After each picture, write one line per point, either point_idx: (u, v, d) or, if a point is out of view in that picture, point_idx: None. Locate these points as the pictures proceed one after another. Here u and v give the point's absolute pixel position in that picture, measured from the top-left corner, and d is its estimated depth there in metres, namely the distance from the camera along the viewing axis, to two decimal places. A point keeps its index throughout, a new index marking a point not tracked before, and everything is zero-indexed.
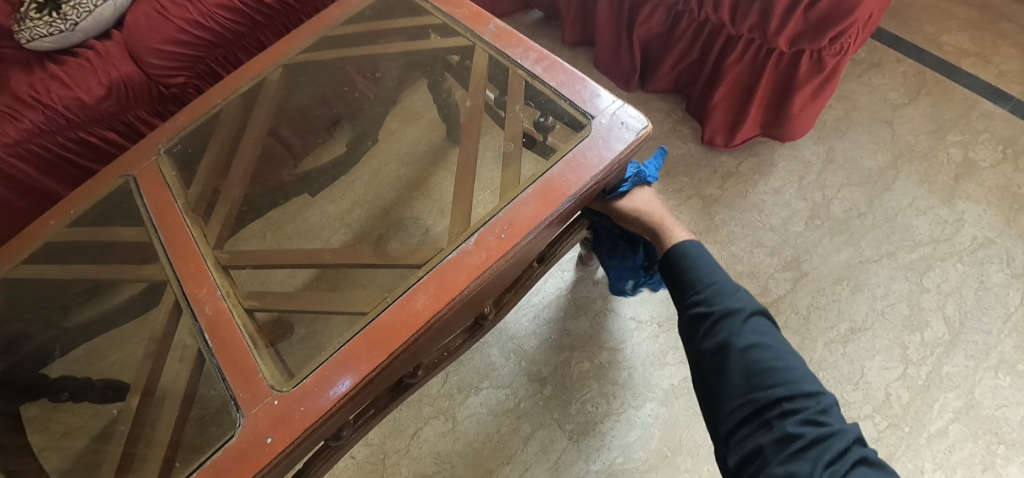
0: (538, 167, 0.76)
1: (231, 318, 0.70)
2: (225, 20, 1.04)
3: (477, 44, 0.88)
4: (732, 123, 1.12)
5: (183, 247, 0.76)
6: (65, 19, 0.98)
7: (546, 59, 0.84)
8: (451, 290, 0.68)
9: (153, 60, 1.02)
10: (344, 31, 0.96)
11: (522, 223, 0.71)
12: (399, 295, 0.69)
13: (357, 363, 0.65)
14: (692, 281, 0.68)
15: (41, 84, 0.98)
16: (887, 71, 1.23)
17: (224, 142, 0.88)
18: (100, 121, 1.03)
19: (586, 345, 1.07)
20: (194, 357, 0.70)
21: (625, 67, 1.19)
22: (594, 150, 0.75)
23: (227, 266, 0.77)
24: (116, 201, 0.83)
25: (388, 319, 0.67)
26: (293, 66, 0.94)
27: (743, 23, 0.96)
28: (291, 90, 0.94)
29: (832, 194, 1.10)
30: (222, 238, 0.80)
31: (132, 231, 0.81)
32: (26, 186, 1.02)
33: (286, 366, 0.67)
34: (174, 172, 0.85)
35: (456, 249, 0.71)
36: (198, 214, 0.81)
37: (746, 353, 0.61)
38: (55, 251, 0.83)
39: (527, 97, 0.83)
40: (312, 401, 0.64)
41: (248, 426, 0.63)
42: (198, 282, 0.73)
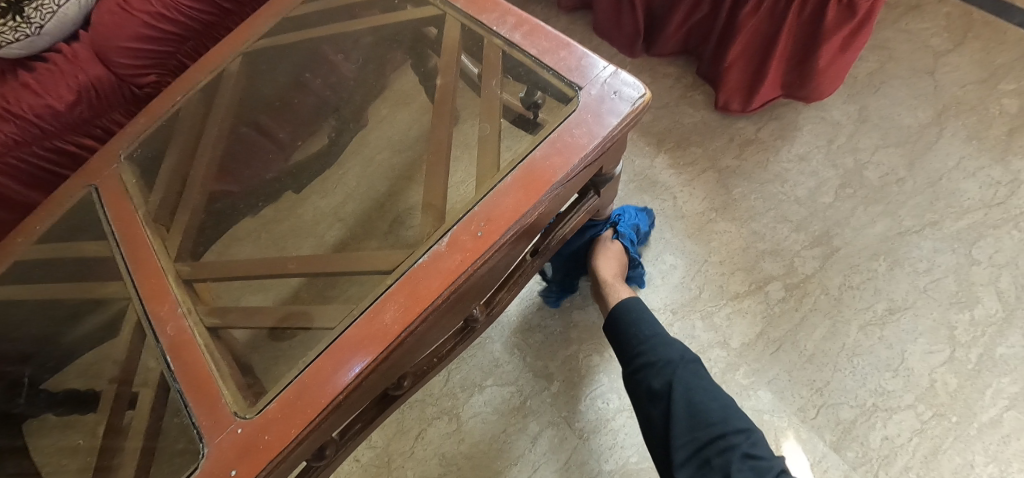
0: (519, 150, 0.68)
1: (194, 339, 0.66)
2: (192, 10, 0.93)
3: (450, 12, 0.81)
4: (751, 84, 0.99)
5: (144, 263, 0.72)
6: (30, 22, 0.88)
7: (527, 24, 0.75)
8: (423, 300, 0.62)
9: (122, 60, 0.92)
10: (308, 9, 0.90)
11: (501, 218, 0.64)
12: (366, 307, 0.63)
13: (326, 384, 0.60)
14: (641, 333, 0.75)
15: (11, 94, 0.90)
16: (928, 14, 1.08)
17: (187, 143, 0.83)
18: (76, 128, 0.94)
19: (594, 337, 0.99)
20: (158, 381, 0.66)
21: (627, 30, 1.08)
22: (583, 127, 0.66)
23: (190, 280, 0.72)
24: (78, 214, 0.79)
25: (357, 334, 0.62)
26: (254, 53, 0.88)
27: None
28: (256, 81, 0.88)
29: (865, 159, 0.98)
30: (190, 252, 0.75)
31: (96, 246, 0.77)
32: (7, 200, 0.94)
33: (253, 387, 0.63)
34: (135, 179, 0.80)
35: (428, 251, 0.64)
36: (161, 224, 0.77)
37: (686, 391, 0.69)
38: (25, 271, 0.79)
39: (506, 70, 0.74)
40: (277, 429, 0.59)
41: (213, 456, 0.59)
42: (159, 300, 0.69)
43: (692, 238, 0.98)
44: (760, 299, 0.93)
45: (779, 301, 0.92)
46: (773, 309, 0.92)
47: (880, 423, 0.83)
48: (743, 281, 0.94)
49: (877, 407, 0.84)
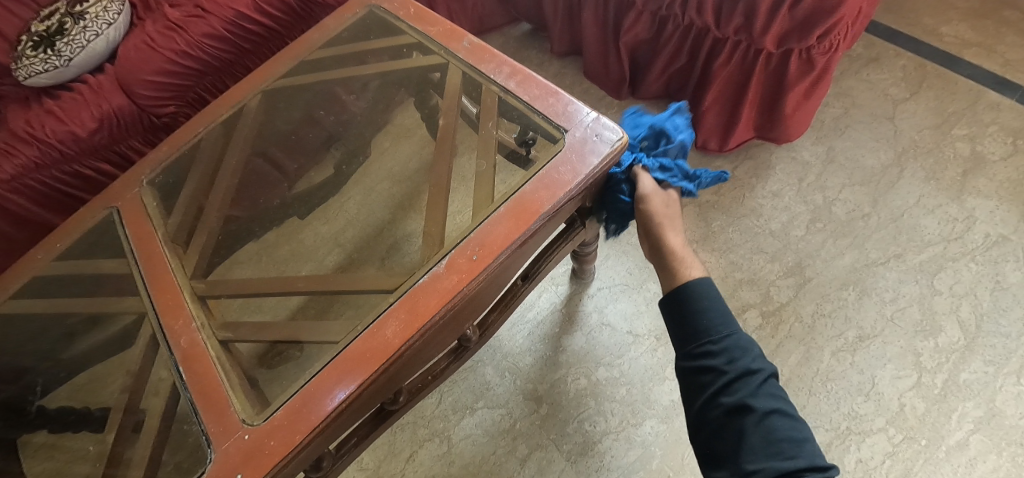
0: (511, 184, 0.74)
1: (206, 350, 0.70)
2: (213, 48, 0.99)
3: (452, 62, 0.88)
4: (726, 127, 1.07)
5: (161, 278, 0.76)
6: (59, 54, 0.94)
7: (520, 74, 0.83)
8: (422, 316, 0.66)
9: (144, 92, 0.97)
10: (323, 54, 0.96)
11: (494, 243, 0.69)
12: (369, 323, 0.67)
13: (329, 394, 0.64)
14: (711, 331, 0.56)
15: (36, 119, 0.94)
16: (887, 66, 1.18)
17: (204, 170, 0.88)
18: (95, 153, 0.98)
19: (581, 360, 0.99)
20: (169, 390, 0.69)
21: (614, 75, 1.16)
22: (568, 165, 0.73)
23: (204, 297, 0.76)
24: (99, 233, 0.84)
25: (359, 347, 0.66)
26: (272, 92, 0.94)
27: (728, 26, 0.93)
28: (271, 115, 0.94)
29: (833, 196, 1.06)
30: (203, 270, 0.80)
31: (114, 263, 0.81)
32: (19, 217, 0.97)
33: (259, 397, 0.66)
34: (155, 203, 0.85)
35: (427, 273, 0.69)
36: (177, 243, 0.81)
37: (766, 416, 0.51)
38: (43, 285, 0.83)
39: (501, 113, 0.81)
40: (282, 435, 0.62)
41: (220, 461, 0.62)
42: (174, 313, 0.73)
43: None
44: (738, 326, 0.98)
45: (756, 328, 0.98)
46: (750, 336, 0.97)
47: (854, 446, 0.87)
48: None
49: (850, 430, 0.89)
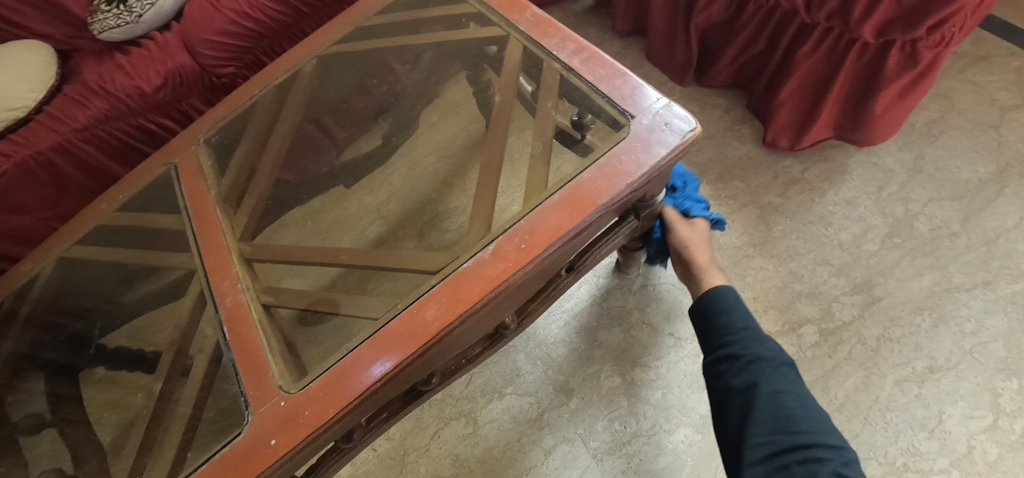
0: (565, 173, 0.69)
1: (249, 312, 0.69)
2: (272, 11, 0.96)
3: (512, 33, 0.83)
4: (800, 124, 0.98)
5: (211, 238, 0.76)
6: (130, 10, 0.96)
7: (585, 51, 0.77)
8: (464, 301, 0.62)
9: (206, 51, 0.96)
10: (379, 21, 0.94)
11: (545, 233, 0.64)
12: (410, 303, 0.65)
13: (367, 370, 0.61)
14: (728, 325, 0.61)
15: (107, 73, 0.95)
16: (998, 67, 1.03)
17: (258, 133, 0.89)
18: (159, 109, 0.98)
19: (617, 358, 0.94)
20: (212, 348, 0.69)
21: (678, 60, 1.07)
22: (632, 155, 0.67)
23: (250, 259, 0.76)
24: (156, 188, 0.85)
25: (397, 327, 0.63)
26: (327, 58, 0.93)
27: (820, 9, 0.84)
28: (325, 82, 0.93)
29: (917, 209, 0.95)
30: (251, 231, 0.80)
31: (169, 219, 0.82)
32: (93, 169, 0.99)
33: (298, 365, 0.64)
34: (211, 162, 0.86)
35: (472, 257, 0.65)
36: (229, 204, 0.82)
37: (772, 395, 0.55)
38: (105, 234, 0.85)
39: (561, 93, 0.76)
40: (316, 406, 0.60)
41: (255, 425, 0.61)
42: (221, 273, 0.73)
43: (728, 272, 0.96)
44: (792, 341, 0.90)
45: (813, 345, 0.90)
46: (805, 352, 0.89)
47: None
48: (777, 321, 0.92)
49: (906, 468, 0.80)
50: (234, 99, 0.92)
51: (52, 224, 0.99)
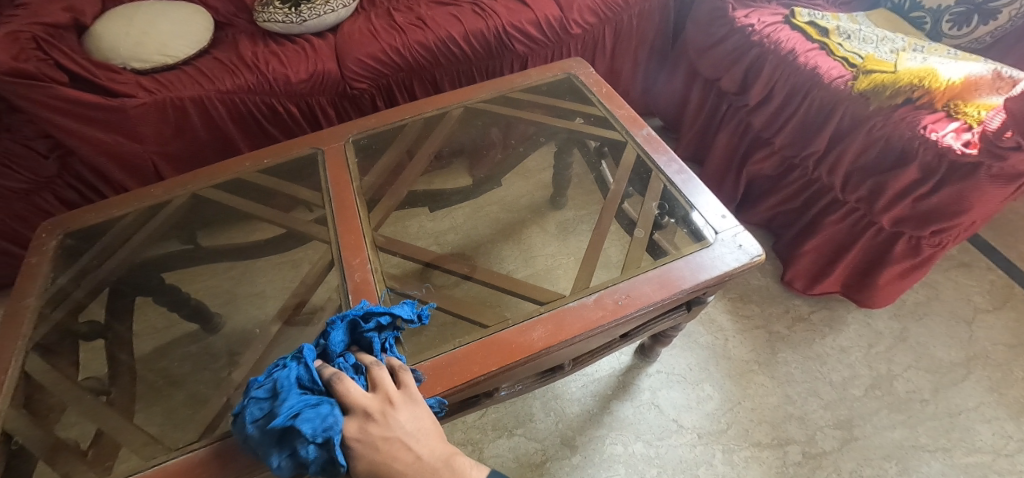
0: (660, 260, 0.85)
1: (375, 289, 0.80)
2: (418, 54, 1.11)
3: (630, 141, 1.01)
4: (816, 274, 1.15)
5: (348, 220, 0.89)
6: (299, 14, 1.09)
7: (685, 173, 0.95)
8: (566, 332, 0.76)
9: (352, 67, 1.09)
10: (522, 95, 1.10)
11: (638, 297, 0.80)
12: (518, 323, 0.77)
13: (475, 365, 0.72)
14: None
15: (262, 56, 1.08)
16: (975, 274, 1.24)
17: (399, 149, 1.03)
18: (293, 98, 1.10)
19: (622, 428, 1.03)
20: (334, 309, 0.80)
21: (726, 193, 1.27)
22: (710, 261, 0.83)
23: (381, 249, 0.87)
24: (299, 164, 0.98)
25: (506, 337, 0.75)
26: (474, 111, 1.08)
27: (853, 192, 1.03)
28: (464, 128, 1.08)
29: (897, 371, 1.10)
30: (380, 224, 0.92)
31: (309, 193, 0.95)
32: (215, 127, 1.09)
33: (411, 346, 0.75)
34: (355, 159, 0.99)
35: (576, 300, 0.79)
36: (366, 198, 0.94)
37: None
38: (240, 185, 0.96)
39: (662, 198, 0.93)
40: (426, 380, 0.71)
41: None
42: (356, 251, 0.85)
43: (732, 380, 1.08)
44: (778, 454, 1.00)
45: (795, 463, 1.00)
46: (786, 467, 0.99)
47: None
48: (767, 433, 1.03)
49: None
50: (385, 116, 1.07)
51: (154, 158, 1.07)
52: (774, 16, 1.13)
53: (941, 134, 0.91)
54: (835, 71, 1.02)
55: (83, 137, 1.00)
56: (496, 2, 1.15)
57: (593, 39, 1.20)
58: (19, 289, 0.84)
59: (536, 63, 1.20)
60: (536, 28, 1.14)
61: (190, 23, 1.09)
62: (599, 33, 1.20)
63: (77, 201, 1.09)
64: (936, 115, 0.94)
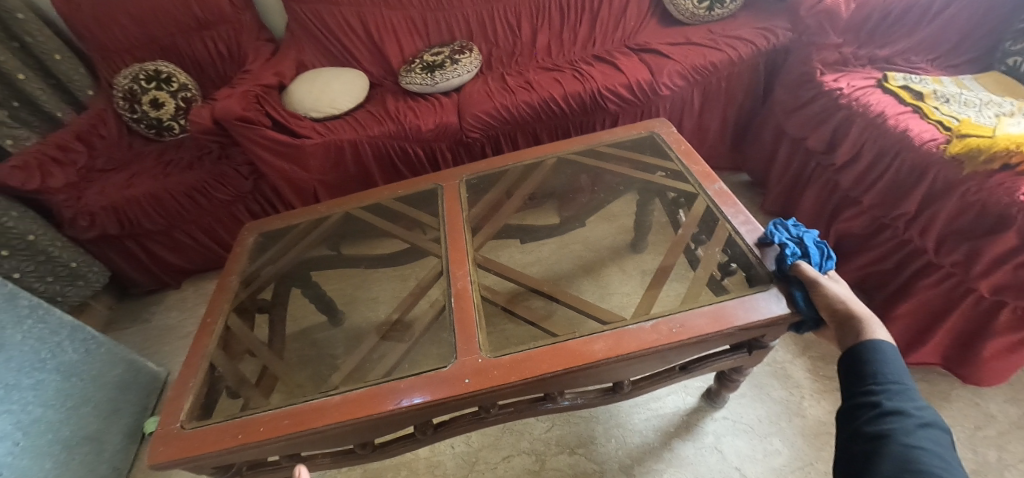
0: (719, 297, 0.88)
1: (472, 294, 0.95)
2: (524, 110, 1.30)
3: (702, 194, 1.06)
4: (910, 342, 1.08)
5: (456, 240, 1.06)
6: (432, 78, 1.34)
7: (750, 224, 0.98)
8: (624, 348, 0.83)
9: (470, 120, 1.30)
10: (606, 149, 1.22)
11: (695, 328, 0.84)
12: (583, 335, 0.85)
13: (545, 364, 0.83)
14: (871, 373, 0.62)
15: (402, 111, 1.34)
16: None
17: (505, 188, 1.18)
18: (421, 143, 1.33)
19: (683, 467, 1.03)
20: (438, 309, 0.95)
21: None
22: (766, 302, 0.85)
23: (480, 266, 1.01)
24: (425, 195, 1.19)
25: (570, 345, 0.84)
26: (564, 161, 1.22)
27: (948, 254, 0.98)
28: (556, 175, 1.22)
29: (1010, 461, 0.96)
30: (480, 244, 1.07)
31: (431, 217, 1.14)
32: (361, 164, 1.36)
33: (487, 342, 0.88)
34: (467, 194, 1.17)
35: (636, 323, 0.86)
36: (472, 224, 1.11)
37: (906, 448, 0.54)
38: (380, 208, 1.19)
39: (726, 245, 0.96)
40: (503, 369, 0.83)
41: (458, 365, 0.85)
42: (460, 264, 1.01)
43: (805, 438, 1.04)
44: None
45: None
46: None
47: None
48: None
49: None
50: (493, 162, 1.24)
51: (315, 185, 1.37)
52: (866, 80, 1.15)
53: None
54: (927, 134, 1.01)
55: (271, 166, 1.31)
56: (594, 70, 1.32)
57: (682, 100, 1.31)
58: (228, 267, 1.14)
59: (626, 120, 1.33)
60: (627, 89, 1.28)
61: (354, 83, 1.40)
62: (688, 94, 1.30)
63: (259, 213, 1.41)
64: None
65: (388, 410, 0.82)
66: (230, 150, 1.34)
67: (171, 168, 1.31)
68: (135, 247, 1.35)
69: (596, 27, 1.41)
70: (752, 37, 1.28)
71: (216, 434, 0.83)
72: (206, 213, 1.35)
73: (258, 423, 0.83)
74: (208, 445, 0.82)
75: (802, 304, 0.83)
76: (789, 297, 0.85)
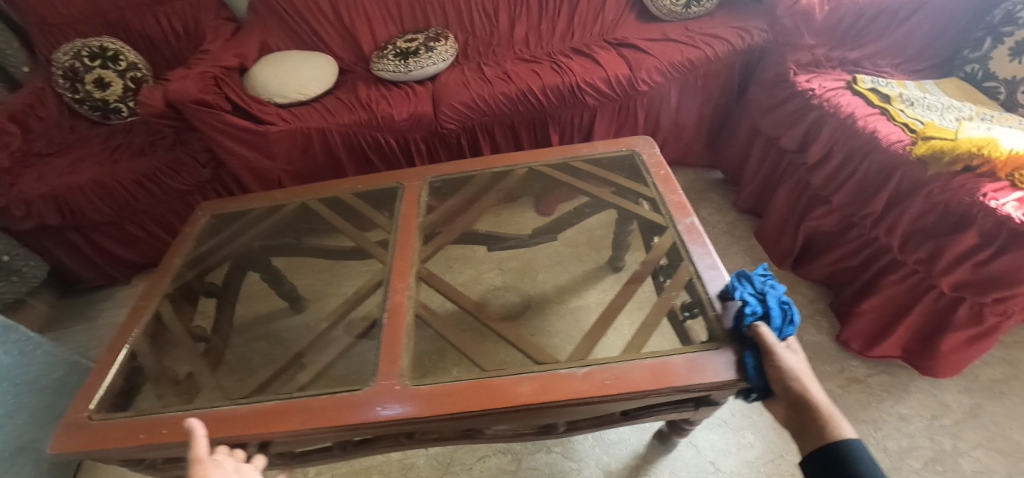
0: (662, 349, 0.77)
1: (406, 311, 0.86)
2: (502, 102, 1.27)
3: (670, 228, 0.93)
4: (876, 334, 1.12)
5: (402, 256, 0.95)
6: (406, 65, 1.30)
7: (717, 270, 0.84)
8: (550, 394, 0.73)
9: (446, 110, 1.26)
10: (584, 165, 1.08)
11: (630, 380, 0.73)
12: (511, 375, 0.76)
13: (460, 401, 0.74)
14: None
15: (374, 99, 1.28)
16: None
17: (467, 196, 1.08)
18: (393, 133, 1.28)
19: (660, 463, 1.04)
20: (372, 320, 0.87)
21: (784, 248, 1.28)
22: (716, 363, 0.74)
23: (422, 279, 0.92)
24: (383, 194, 1.09)
25: (496, 383, 0.75)
26: (533, 174, 1.10)
27: (912, 252, 1.02)
28: (525, 186, 1.11)
29: (964, 448, 1.02)
30: (428, 257, 0.97)
31: (383, 220, 1.04)
32: (331, 153, 1.30)
33: (411, 367, 0.79)
34: (426, 197, 1.07)
35: (568, 368, 0.76)
36: (425, 235, 1.00)
37: None
38: (337, 203, 1.09)
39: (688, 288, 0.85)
40: (415, 402, 0.74)
41: (374, 389, 0.76)
42: (401, 276, 0.91)
43: (775, 432, 1.06)
44: None
45: None
46: None
47: None
48: None
49: None
50: (462, 164, 1.12)
51: (281, 174, 1.30)
52: (836, 82, 1.19)
53: (1001, 202, 0.90)
54: (894, 136, 1.05)
55: (233, 153, 1.23)
56: (573, 62, 1.30)
57: (660, 96, 1.32)
58: (173, 248, 1.05)
59: (604, 114, 1.32)
60: (607, 84, 1.27)
61: (322, 68, 1.33)
62: (666, 90, 1.31)
63: None
64: (999, 183, 0.93)
65: (294, 430, 0.74)
66: (186, 136, 1.24)
67: (119, 154, 1.21)
68: (79, 240, 1.26)
69: (574, 20, 1.39)
70: (728, 37, 1.29)
71: (127, 426, 0.77)
72: (160, 204, 1.26)
73: (167, 422, 0.77)
74: (111, 441, 0.75)
75: (750, 372, 0.72)
76: (738, 362, 0.73)
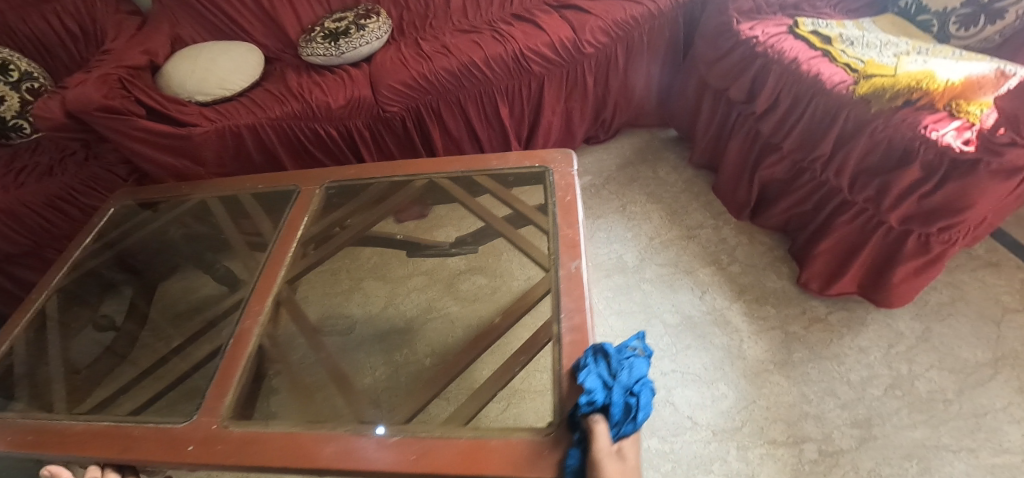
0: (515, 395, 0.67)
1: (248, 345, 0.76)
2: (444, 77, 1.21)
3: (552, 272, 0.77)
4: (832, 275, 1.16)
5: (264, 280, 0.83)
6: (336, 47, 1.22)
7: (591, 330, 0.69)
8: (341, 463, 0.62)
9: (385, 91, 1.19)
10: (488, 178, 0.91)
11: (433, 461, 0.61)
12: (320, 430, 0.66)
13: (243, 456, 0.64)
14: None
15: (306, 86, 1.20)
16: (1006, 274, 1.22)
17: (361, 206, 0.95)
18: (331, 121, 1.21)
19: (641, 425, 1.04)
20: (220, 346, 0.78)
21: (740, 199, 1.31)
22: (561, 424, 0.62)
23: (280, 301, 0.82)
24: (278, 198, 0.96)
25: (297, 438, 0.65)
26: (429, 186, 0.95)
27: (861, 192, 1.05)
28: (418, 199, 0.97)
29: (919, 371, 1.08)
30: (295, 277, 0.86)
31: (269, 228, 0.92)
32: (267, 149, 1.21)
33: (232, 405, 0.70)
34: (315, 207, 0.93)
35: (377, 434, 0.65)
36: (302, 251, 0.88)
37: None
38: (234, 203, 0.98)
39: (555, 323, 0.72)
40: (204, 448, 0.65)
41: (193, 423, 0.68)
42: (258, 298, 0.81)
43: (747, 380, 1.09)
44: (794, 453, 0.99)
45: (810, 461, 0.98)
46: (802, 465, 0.97)
47: None
48: (783, 432, 1.02)
49: None
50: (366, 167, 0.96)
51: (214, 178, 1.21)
52: (778, 27, 1.18)
53: (941, 133, 0.92)
54: (837, 77, 1.06)
55: (157, 162, 1.14)
56: (513, 28, 1.25)
57: (606, 57, 1.30)
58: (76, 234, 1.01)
59: (553, 81, 1.29)
60: (551, 49, 1.24)
61: (246, 59, 1.23)
62: (612, 51, 1.30)
63: None
64: (938, 115, 0.95)
65: (123, 449, 0.68)
66: (98, 148, 1.15)
67: (25, 177, 1.10)
68: None
69: None
70: None
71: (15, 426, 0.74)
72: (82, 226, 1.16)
73: (36, 426, 0.73)
74: None
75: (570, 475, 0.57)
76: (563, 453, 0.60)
